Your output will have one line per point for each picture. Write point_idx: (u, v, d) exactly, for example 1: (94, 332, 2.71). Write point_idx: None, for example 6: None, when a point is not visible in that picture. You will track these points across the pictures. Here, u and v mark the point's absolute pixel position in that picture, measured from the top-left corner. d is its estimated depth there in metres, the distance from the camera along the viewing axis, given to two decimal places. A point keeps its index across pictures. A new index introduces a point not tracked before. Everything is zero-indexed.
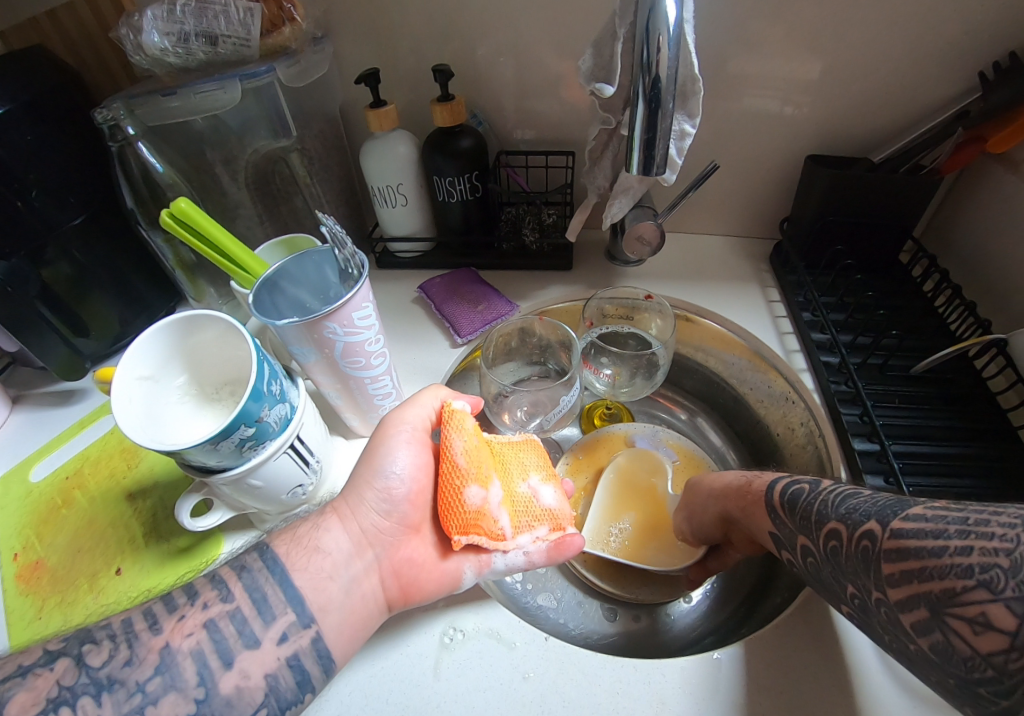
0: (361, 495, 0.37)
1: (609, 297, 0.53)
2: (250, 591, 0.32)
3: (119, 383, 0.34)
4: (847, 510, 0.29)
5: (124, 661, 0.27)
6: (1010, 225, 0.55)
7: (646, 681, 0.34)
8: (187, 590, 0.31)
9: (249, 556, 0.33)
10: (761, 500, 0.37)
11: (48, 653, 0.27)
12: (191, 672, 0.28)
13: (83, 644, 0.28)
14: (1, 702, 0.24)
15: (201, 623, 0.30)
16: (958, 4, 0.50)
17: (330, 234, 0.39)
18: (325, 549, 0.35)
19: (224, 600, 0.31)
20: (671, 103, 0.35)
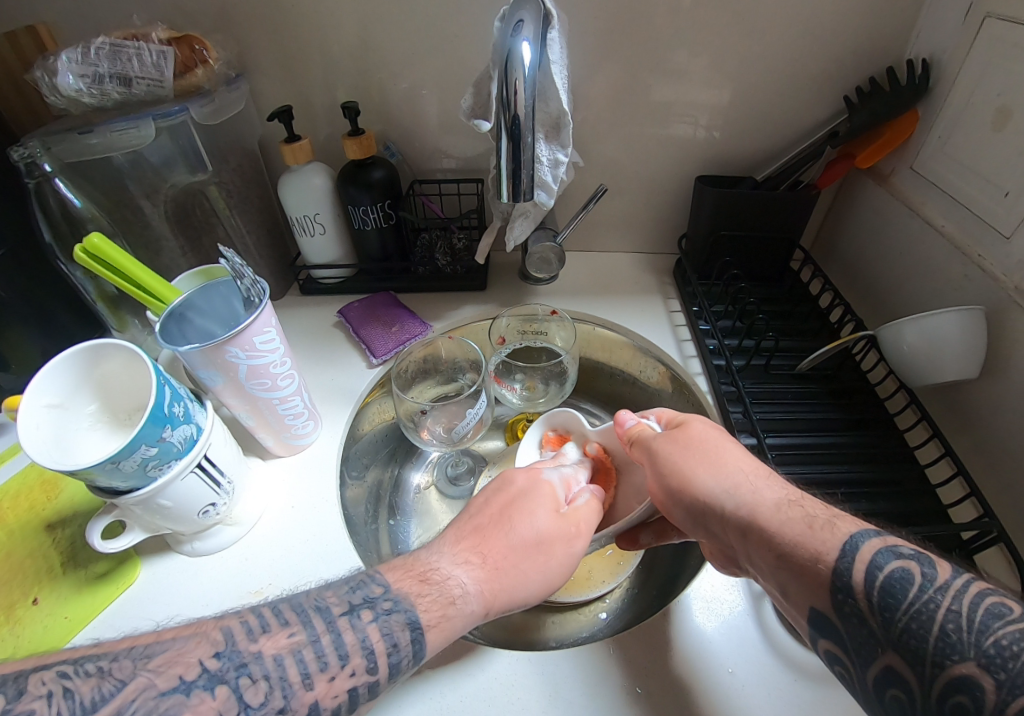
0: (519, 559, 0.36)
1: (517, 315, 0.59)
2: (392, 666, 0.28)
3: (25, 410, 0.35)
4: (906, 640, 0.25)
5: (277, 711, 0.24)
6: (877, 235, 0.61)
7: (540, 674, 0.36)
8: (337, 646, 0.27)
9: (402, 633, 0.29)
10: (818, 574, 0.29)
11: (206, 671, 0.24)
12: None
13: (240, 674, 0.25)
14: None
15: (348, 688, 0.27)
16: (814, 40, 0.56)
17: (233, 267, 0.43)
18: (466, 612, 0.32)
19: (370, 672, 0.28)
20: (530, 137, 0.39)
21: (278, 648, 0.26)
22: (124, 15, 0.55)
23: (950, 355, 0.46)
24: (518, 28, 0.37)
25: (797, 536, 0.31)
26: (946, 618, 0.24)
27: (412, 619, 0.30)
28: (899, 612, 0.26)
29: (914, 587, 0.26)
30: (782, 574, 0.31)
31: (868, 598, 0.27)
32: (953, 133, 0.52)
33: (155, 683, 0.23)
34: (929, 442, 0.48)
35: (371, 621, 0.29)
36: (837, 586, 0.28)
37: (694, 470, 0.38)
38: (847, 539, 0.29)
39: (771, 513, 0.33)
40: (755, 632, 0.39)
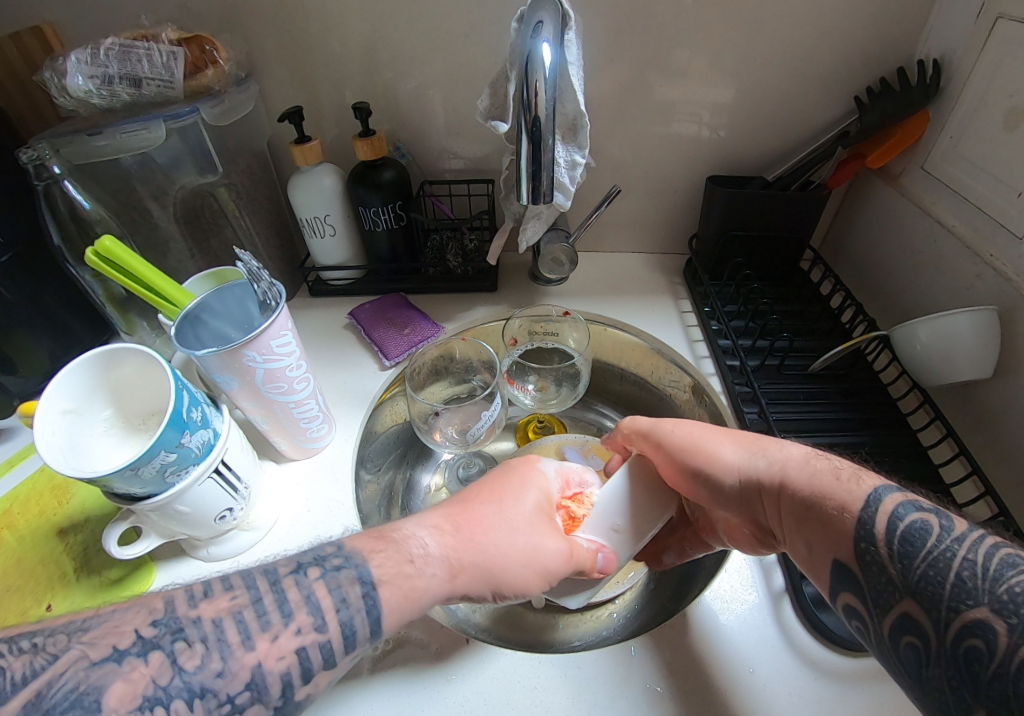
0: (494, 539, 0.35)
1: (530, 316, 0.59)
2: (345, 626, 0.27)
3: (41, 416, 0.35)
4: (926, 586, 0.26)
5: (216, 671, 0.24)
6: (888, 234, 0.61)
7: (561, 675, 0.36)
8: (280, 606, 0.26)
9: (350, 587, 0.28)
10: (842, 524, 0.30)
11: (141, 640, 0.23)
12: (277, 688, 0.25)
13: (176, 640, 0.24)
14: (96, 692, 0.21)
15: (294, 648, 0.25)
16: (827, 41, 0.56)
17: (249, 270, 0.42)
18: (425, 576, 0.30)
19: (320, 629, 0.26)
20: (550, 138, 0.39)
21: (218, 610, 0.25)
22: (131, 15, 0.55)
23: (965, 354, 0.46)
24: (537, 30, 0.37)
25: (824, 486, 0.32)
26: (962, 566, 0.25)
27: (362, 575, 0.29)
28: (918, 561, 0.26)
29: (932, 538, 0.26)
30: (807, 528, 0.32)
31: (888, 547, 0.28)
32: (964, 133, 0.52)
33: (87, 654, 0.22)
34: (942, 442, 0.48)
35: (317, 577, 0.28)
36: (860, 535, 0.29)
37: (713, 447, 0.39)
38: (871, 490, 0.30)
39: (802, 470, 0.34)
40: (775, 631, 0.38)
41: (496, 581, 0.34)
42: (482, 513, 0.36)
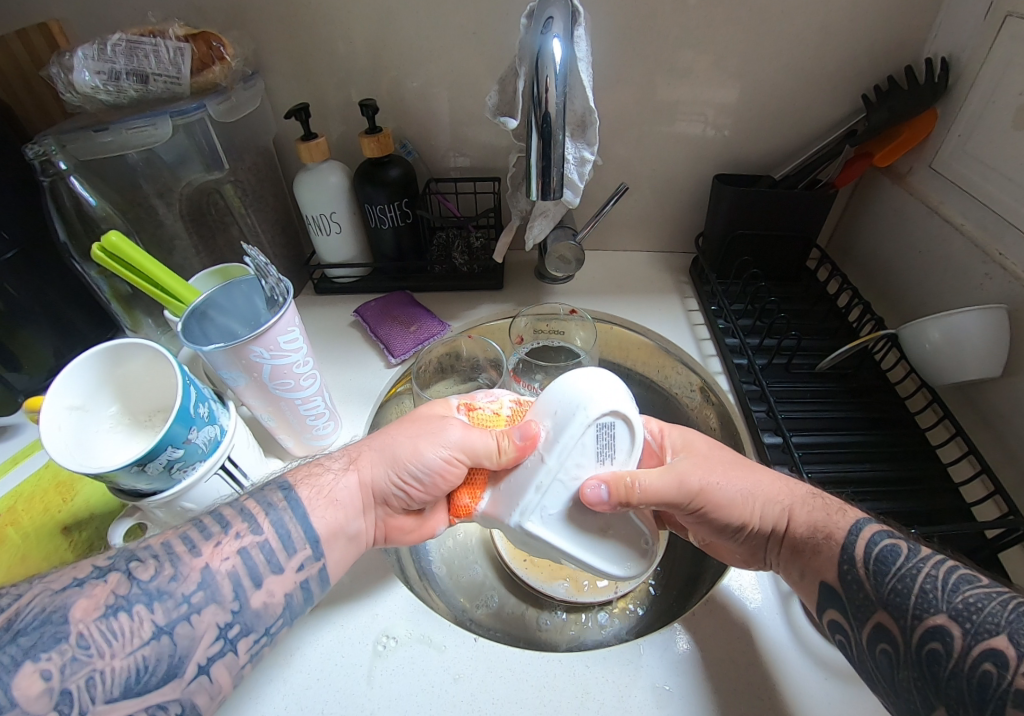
0: (394, 443, 0.38)
1: (537, 314, 0.60)
2: (278, 528, 0.32)
3: (47, 411, 0.34)
4: (893, 597, 0.30)
5: (169, 576, 0.28)
6: (896, 233, 0.61)
7: (569, 674, 0.36)
8: (219, 522, 0.32)
9: (273, 494, 0.34)
10: (832, 554, 0.34)
11: (98, 567, 0.28)
12: (227, 589, 0.29)
13: (130, 561, 0.28)
14: (62, 610, 0.26)
15: (235, 550, 0.31)
16: (835, 39, 0.56)
17: (256, 266, 0.42)
18: (331, 481, 0.36)
19: (255, 532, 0.32)
20: (561, 135, 0.39)
21: (166, 536, 0.30)
22: (138, 12, 0.55)
23: (974, 353, 0.46)
24: (547, 26, 0.37)
25: (817, 520, 0.35)
26: (925, 580, 0.30)
27: (282, 485, 0.35)
28: (889, 575, 0.31)
29: (900, 558, 0.31)
30: (801, 558, 0.35)
31: (865, 566, 0.32)
32: (972, 132, 0.52)
33: (50, 585, 0.27)
34: (950, 441, 0.48)
35: (247, 497, 0.34)
36: (843, 558, 0.33)
37: (717, 483, 0.38)
38: (853, 519, 0.34)
39: (800, 505, 0.37)
40: (784, 629, 0.38)
41: (394, 461, 0.37)
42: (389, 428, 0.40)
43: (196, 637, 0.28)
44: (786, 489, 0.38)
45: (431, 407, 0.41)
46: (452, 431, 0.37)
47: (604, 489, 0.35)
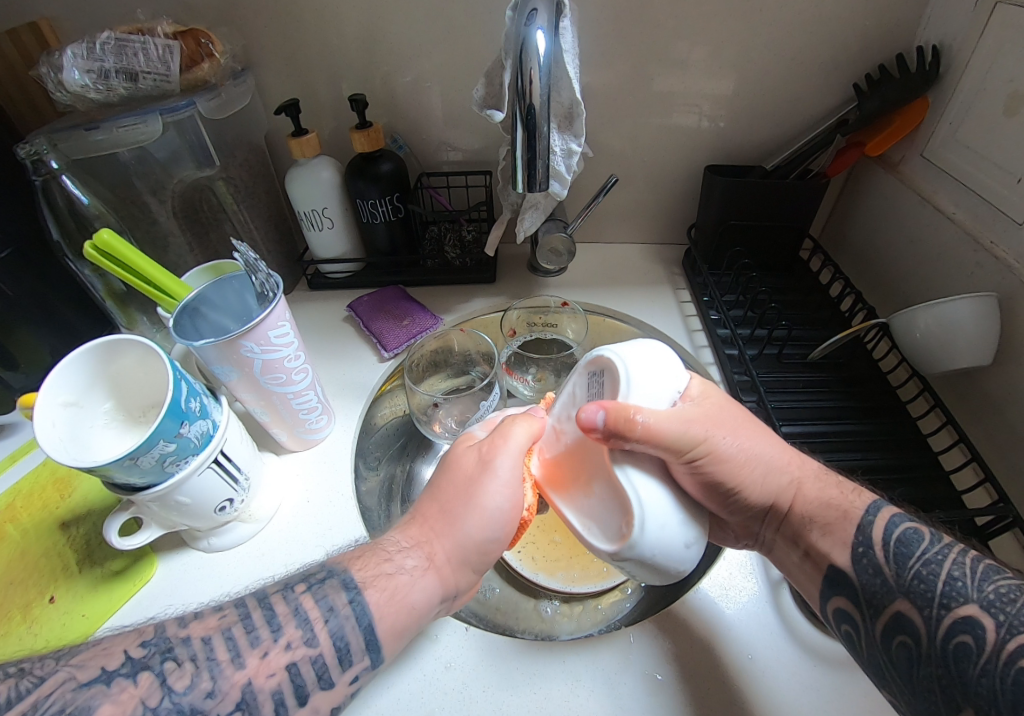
0: (466, 500, 0.35)
1: (528, 307, 0.60)
2: (337, 637, 0.28)
3: (41, 408, 0.35)
4: (918, 584, 0.31)
5: (205, 692, 0.25)
6: (888, 222, 0.60)
7: (561, 662, 0.36)
8: (269, 622, 0.28)
9: (336, 595, 0.30)
10: (851, 533, 0.34)
11: (130, 662, 0.25)
12: (268, 710, 0.26)
13: (166, 660, 0.25)
14: (84, 714, 0.22)
15: (284, 664, 0.27)
16: (825, 28, 0.55)
17: (246, 261, 0.43)
18: (408, 573, 0.32)
19: (310, 643, 0.28)
20: (546, 126, 0.39)
21: (207, 629, 0.27)
22: (128, 11, 0.55)
23: (964, 342, 0.46)
24: (531, 17, 0.37)
25: (830, 497, 0.36)
26: (952, 568, 0.30)
27: (347, 581, 0.30)
28: (912, 561, 0.31)
29: (924, 543, 0.32)
30: (805, 534, 0.36)
31: (885, 551, 0.32)
32: (963, 119, 0.51)
33: (75, 676, 0.24)
34: (941, 429, 0.48)
35: (303, 591, 0.30)
36: (858, 540, 0.34)
37: (727, 445, 0.36)
38: (873, 500, 0.35)
39: (808, 481, 0.38)
40: (773, 620, 0.38)
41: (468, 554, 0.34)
42: (450, 494, 0.35)
43: None
44: (789, 458, 0.38)
45: (457, 451, 0.38)
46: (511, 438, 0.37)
47: (602, 414, 0.31)
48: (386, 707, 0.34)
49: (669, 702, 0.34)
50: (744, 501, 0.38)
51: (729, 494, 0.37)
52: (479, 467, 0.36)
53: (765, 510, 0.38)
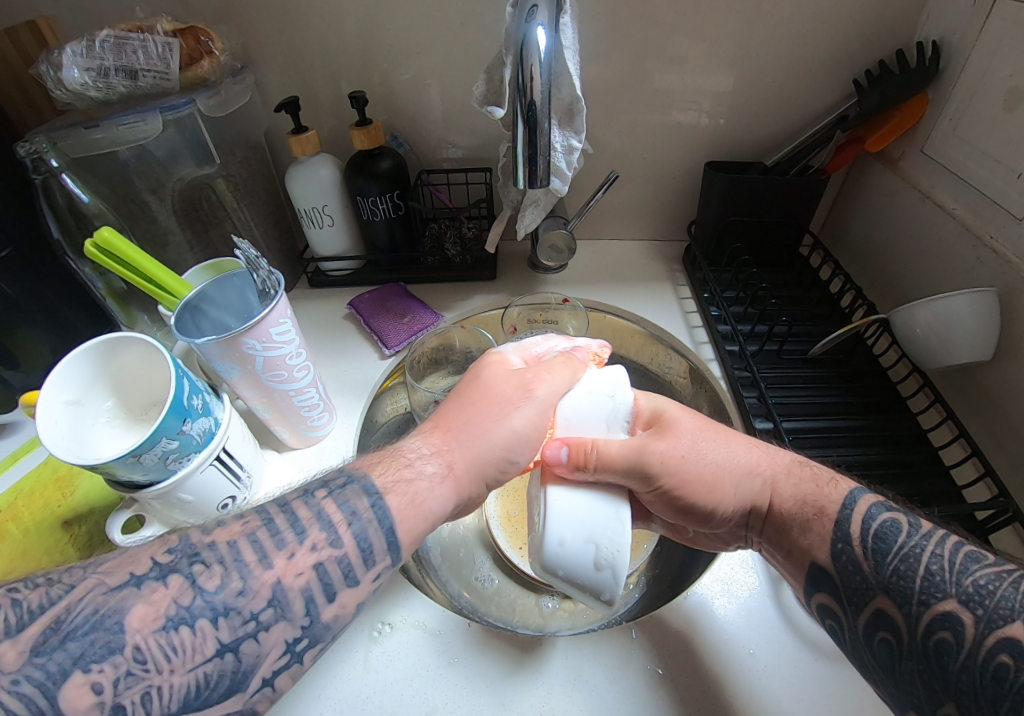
0: (488, 413, 0.36)
1: (528, 304, 0.60)
2: (359, 539, 0.28)
3: (43, 406, 0.35)
4: (896, 580, 0.30)
5: (237, 591, 0.25)
6: (888, 217, 0.61)
7: (563, 657, 0.36)
8: (294, 525, 0.28)
9: (357, 499, 0.29)
10: (829, 530, 0.33)
11: (158, 567, 0.25)
12: (299, 606, 0.26)
13: (193, 564, 0.25)
14: (116, 615, 0.23)
15: (311, 564, 0.27)
16: (825, 24, 0.55)
17: (247, 259, 0.43)
18: (426, 478, 0.32)
19: (334, 543, 0.27)
20: (546, 122, 0.39)
21: (231, 535, 0.27)
22: (127, 8, 0.55)
23: (964, 337, 0.46)
24: (531, 15, 0.37)
25: (806, 493, 0.36)
26: (931, 560, 0.29)
27: (368, 487, 0.30)
28: (890, 556, 0.31)
29: (902, 538, 0.31)
30: (786, 533, 0.36)
31: (864, 545, 0.32)
32: (964, 115, 0.51)
33: (105, 581, 0.24)
34: (942, 425, 0.48)
35: (325, 496, 0.29)
36: (837, 536, 0.33)
37: (682, 456, 0.38)
38: (849, 494, 0.34)
39: (783, 478, 0.38)
40: (773, 614, 0.39)
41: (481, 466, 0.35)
42: (471, 398, 0.37)
43: (263, 653, 0.25)
44: (758, 461, 0.39)
45: (491, 369, 0.39)
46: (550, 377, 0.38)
47: (565, 452, 0.36)
48: (389, 703, 0.34)
49: (671, 697, 0.34)
50: (722, 515, 0.39)
51: (702, 508, 0.39)
52: (517, 389, 0.37)
53: (746, 517, 0.39)
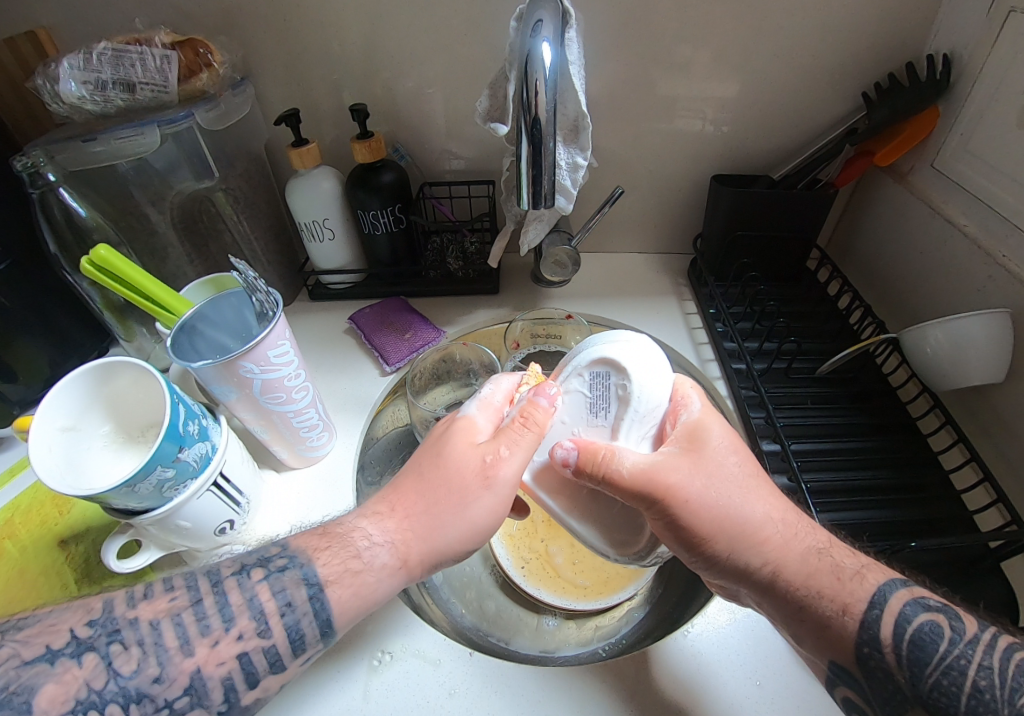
0: (446, 505, 0.34)
1: (533, 318, 0.60)
2: (292, 629, 0.28)
3: (37, 433, 0.34)
4: (937, 695, 0.27)
5: (152, 676, 0.24)
6: (898, 232, 0.60)
7: (566, 685, 0.35)
8: (222, 610, 0.27)
9: (292, 591, 0.29)
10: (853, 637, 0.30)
11: (74, 641, 0.24)
12: (218, 693, 0.26)
13: (112, 642, 0.25)
14: (26, 693, 0.22)
15: (235, 653, 0.26)
16: (834, 37, 0.55)
17: (245, 280, 0.42)
18: (375, 570, 0.31)
19: (263, 634, 0.27)
20: (551, 141, 0.38)
21: (156, 612, 0.26)
22: (125, 19, 0.54)
23: (976, 358, 0.45)
24: (537, 30, 0.36)
25: (821, 587, 0.32)
26: (977, 674, 0.27)
27: (308, 576, 0.29)
28: (929, 667, 0.28)
29: (946, 643, 0.28)
30: (801, 611, 0.32)
31: (896, 653, 0.29)
32: (975, 129, 0.50)
33: (20, 653, 0.23)
34: (953, 447, 0.47)
35: (260, 579, 0.29)
36: (863, 640, 0.30)
37: (693, 496, 0.34)
38: (877, 591, 0.31)
39: (791, 564, 0.33)
40: (779, 642, 0.37)
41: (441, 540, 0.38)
42: (433, 497, 0.34)
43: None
44: (787, 518, 0.35)
45: (454, 445, 0.35)
46: (510, 455, 0.35)
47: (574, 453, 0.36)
48: None
49: None
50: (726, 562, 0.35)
51: (701, 547, 0.35)
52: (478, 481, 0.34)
53: (747, 579, 0.34)
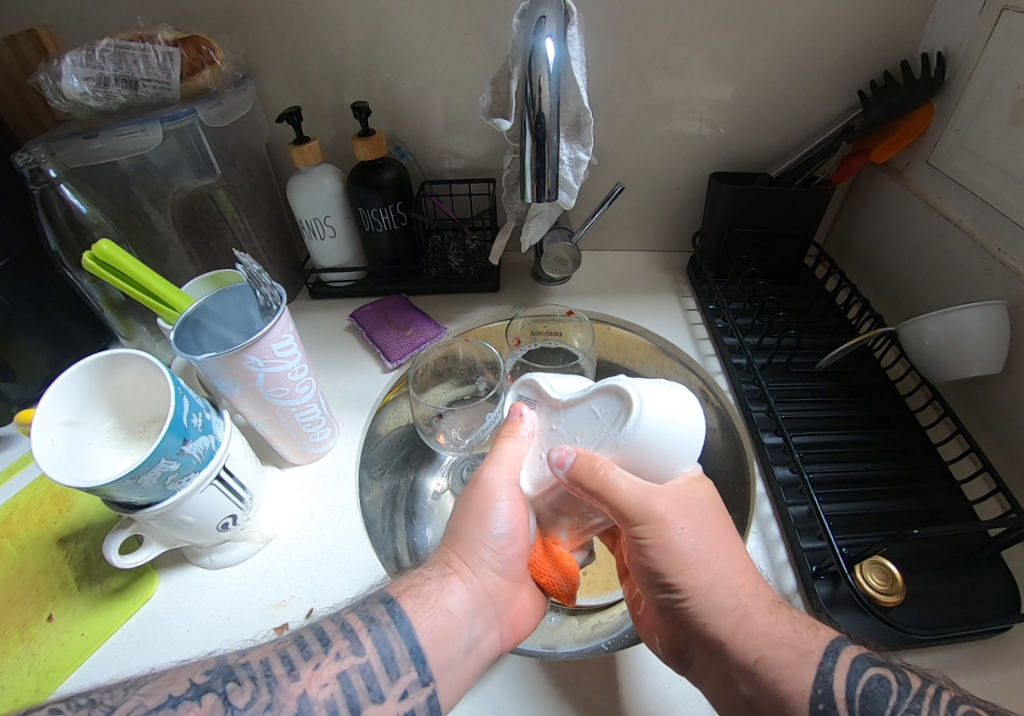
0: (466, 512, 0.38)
1: (533, 316, 0.60)
2: (381, 648, 0.31)
3: (39, 426, 0.34)
4: None
5: (264, 704, 0.27)
6: (894, 228, 0.60)
7: (571, 679, 0.35)
8: (320, 638, 0.31)
9: (376, 608, 0.33)
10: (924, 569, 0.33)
11: (195, 685, 0.27)
12: None
13: (227, 681, 0.28)
14: None
15: (335, 674, 0.29)
16: (829, 37, 0.55)
17: (249, 273, 0.42)
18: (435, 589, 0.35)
19: (357, 652, 0.30)
20: (555, 135, 0.39)
21: (264, 653, 0.30)
22: (127, 16, 0.54)
23: (974, 350, 0.46)
24: (540, 26, 0.36)
25: (782, 635, 0.32)
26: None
27: (384, 596, 0.34)
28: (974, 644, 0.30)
29: (895, 702, 0.29)
30: (754, 678, 0.32)
31: None
32: (970, 126, 0.51)
33: (146, 701, 0.26)
34: (952, 439, 0.48)
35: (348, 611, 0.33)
36: (818, 695, 0.30)
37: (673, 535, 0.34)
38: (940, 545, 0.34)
39: (757, 612, 0.34)
40: None
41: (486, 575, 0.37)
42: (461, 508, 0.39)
43: None
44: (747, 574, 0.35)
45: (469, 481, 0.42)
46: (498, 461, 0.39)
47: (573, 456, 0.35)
48: None
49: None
50: (680, 612, 0.35)
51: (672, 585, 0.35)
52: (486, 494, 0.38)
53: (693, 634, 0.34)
